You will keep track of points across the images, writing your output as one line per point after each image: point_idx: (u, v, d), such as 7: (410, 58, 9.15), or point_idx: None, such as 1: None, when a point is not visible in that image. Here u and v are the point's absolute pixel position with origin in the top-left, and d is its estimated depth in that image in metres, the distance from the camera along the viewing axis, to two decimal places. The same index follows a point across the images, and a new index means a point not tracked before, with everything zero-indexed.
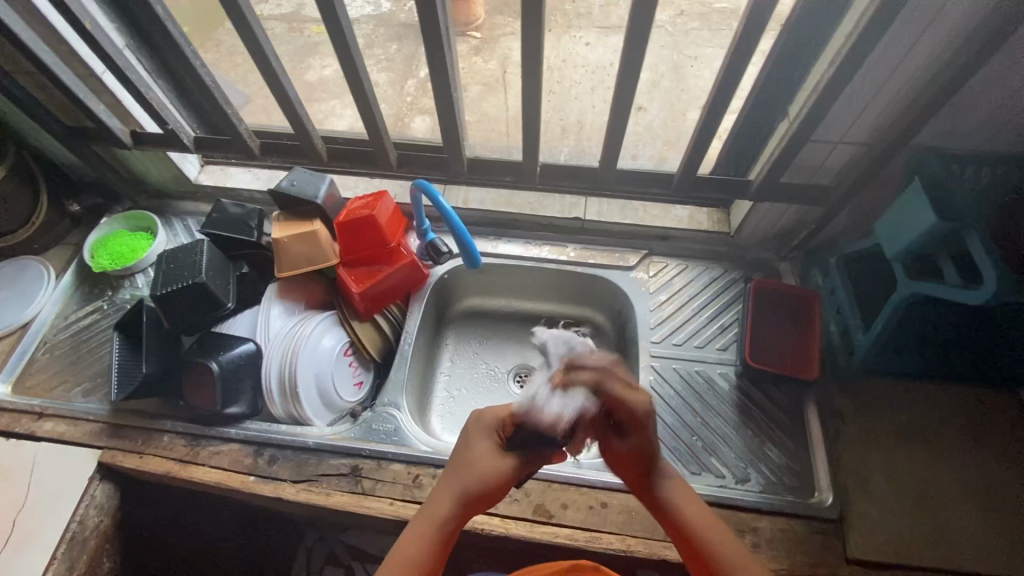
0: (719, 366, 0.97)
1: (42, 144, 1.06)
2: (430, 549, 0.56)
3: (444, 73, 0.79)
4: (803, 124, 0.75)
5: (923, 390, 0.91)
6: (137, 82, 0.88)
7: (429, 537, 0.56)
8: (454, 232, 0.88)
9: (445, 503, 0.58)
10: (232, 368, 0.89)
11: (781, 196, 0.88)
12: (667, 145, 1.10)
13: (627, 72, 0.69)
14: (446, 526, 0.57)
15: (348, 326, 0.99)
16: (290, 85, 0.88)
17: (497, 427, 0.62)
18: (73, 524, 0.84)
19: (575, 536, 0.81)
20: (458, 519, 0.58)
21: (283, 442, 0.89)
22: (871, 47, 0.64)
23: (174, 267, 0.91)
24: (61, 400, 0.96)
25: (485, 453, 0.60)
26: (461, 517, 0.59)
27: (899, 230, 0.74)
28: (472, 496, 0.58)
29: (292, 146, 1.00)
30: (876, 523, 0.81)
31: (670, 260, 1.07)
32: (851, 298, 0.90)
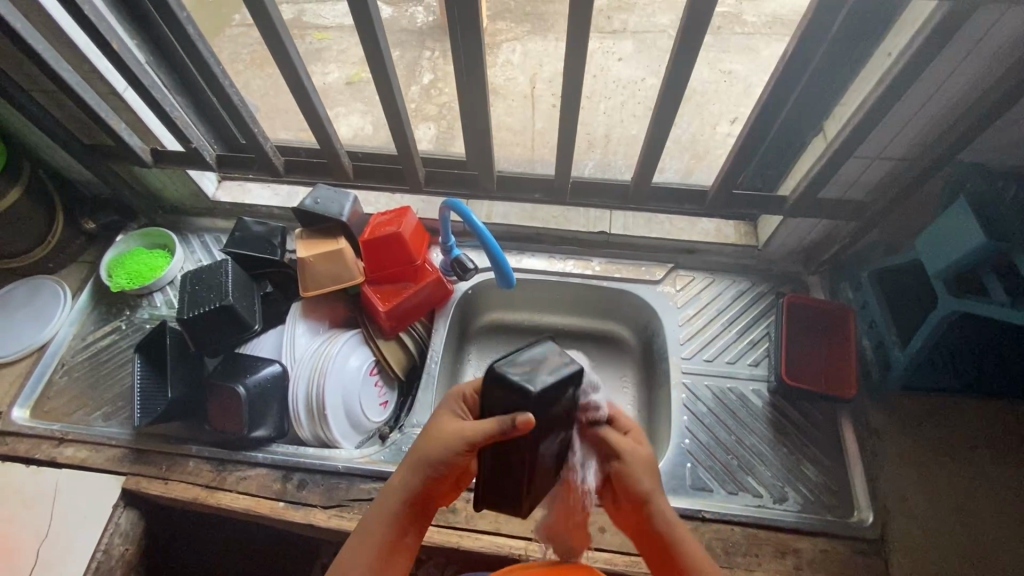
0: (751, 382, 0.95)
1: (58, 162, 1.04)
2: (394, 509, 0.59)
3: (478, 91, 0.79)
4: (844, 141, 0.74)
5: (959, 405, 0.90)
6: (162, 100, 0.87)
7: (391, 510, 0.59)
8: (487, 249, 0.86)
9: (408, 478, 0.59)
10: (259, 391, 0.87)
11: (815, 211, 0.87)
12: (693, 158, 1.09)
13: (670, 90, 0.68)
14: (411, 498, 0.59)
15: (373, 344, 0.98)
16: (319, 103, 0.86)
17: (463, 397, 0.60)
18: (99, 554, 0.81)
19: (614, 561, 0.79)
20: (424, 493, 0.59)
21: (312, 466, 0.88)
22: (920, 70, 0.63)
23: (198, 288, 0.89)
24: (82, 424, 0.94)
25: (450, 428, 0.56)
26: (428, 489, 0.59)
27: (945, 248, 0.73)
28: (429, 464, 0.57)
29: (317, 162, 0.98)
30: (919, 544, 0.80)
31: (696, 273, 1.06)
32: (886, 313, 0.89)
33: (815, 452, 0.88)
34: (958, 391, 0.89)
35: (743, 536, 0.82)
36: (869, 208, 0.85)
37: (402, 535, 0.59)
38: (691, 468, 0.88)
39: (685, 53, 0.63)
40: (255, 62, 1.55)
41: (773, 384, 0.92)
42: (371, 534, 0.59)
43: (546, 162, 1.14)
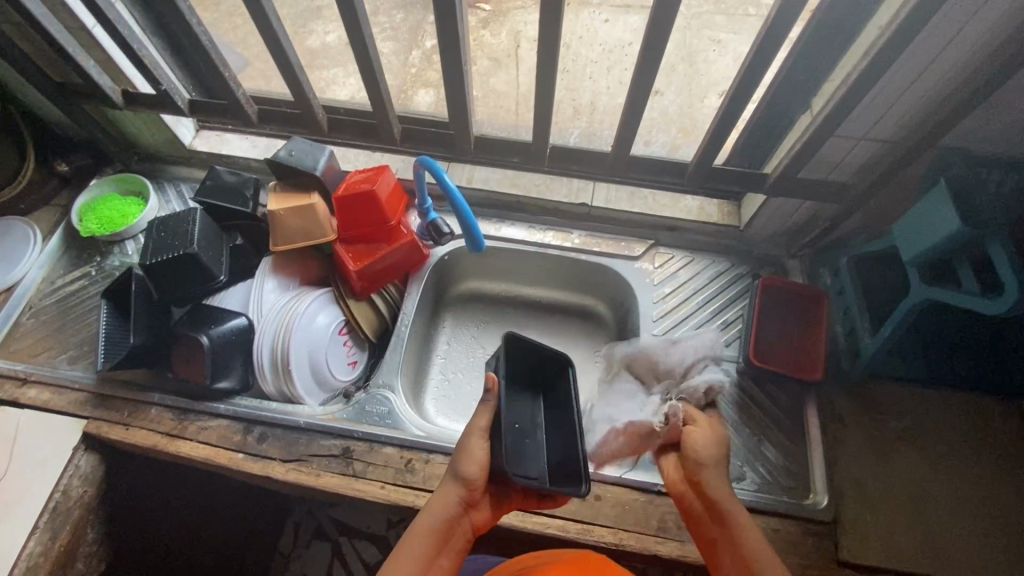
0: (720, 362, 0.95)
1: (29, 100, 1.02)
2: (427, 548, 0.60)
3: (454, 47, 0.75)
4: (825, 121, 0.73)
5: (925, 395, 0.89)
6: (129, 39, 0.84)
7: (422, 537, 0.61)
8: (457, 212, 0.84)
9: (436, 502, 0.63)
10: (224, 343, 0.87)
11: (797, 192, 0.85)
12: (682, 134, 1.06)
13: (649, 57, 0.65)
14: (443, 526, 0.62)
15: (344, 304, 0.97)
16: (292, 51, 0.83)
17: (485, 430, 0.66)
18: (56, 494, 0.82)
19: (566, 527, 0.80)
20: (452, 515, 0.63)
21: (274, 420, 0.87)
22: (909, 42, 0.60)
23: (165, 235, 0.88)
24: (46, 366, 0.94)
25: (471, 431, 0.66)
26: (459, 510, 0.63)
27: (921, 236, 0.72)
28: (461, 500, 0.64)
29: (291, 114, 0.96)
30: (870, 529, 0.81)
31: (676, 251, 1.04)
32: (861, 300, 0.87)
33: (776, 434, 0.89)
34: (924, 381, 0.88)
35: None
36: (850, 192, 0.83)
37: (435, 561, 0.61)
38: None
39: (662, 16, 0.60)
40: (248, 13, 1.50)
41: (742, 365, 0.92)
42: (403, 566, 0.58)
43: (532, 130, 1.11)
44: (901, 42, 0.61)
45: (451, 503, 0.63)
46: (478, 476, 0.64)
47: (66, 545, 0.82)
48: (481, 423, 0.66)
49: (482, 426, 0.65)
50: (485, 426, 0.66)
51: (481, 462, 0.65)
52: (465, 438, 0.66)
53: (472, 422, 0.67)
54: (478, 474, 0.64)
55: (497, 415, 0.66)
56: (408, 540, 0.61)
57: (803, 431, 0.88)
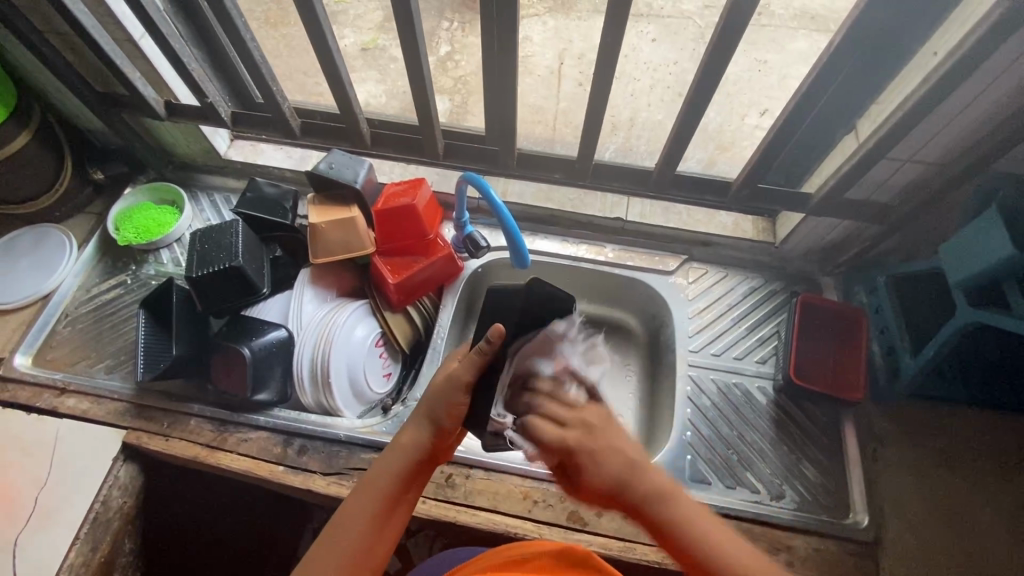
0: (756, 379, 0.95)
1: (68, 108, 1.02)
2: (390, 489, 0.59)
3: (507, 67, 0.76)
4: (876, 143, 0.73)
5: (962, 415, 0.90)
6: (179, 51, 0.85)
7: (376, 493, 0.59)
8: (503, 226, 0.84)
9: (397, 454, 0.61)
10: (265, 354, 0.87)
11: (839, 211, 0.85)
12: (718, 149, 1.07)
13: (706, 80, 0.66)
14: (400, 478, 0.60)
15: (380, 316, 0.97)
16: (342, 65, 0.84)
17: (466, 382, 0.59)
18: (97, 504, 0.82)
19: (610, 545, 0.80)
20: (417, 459, 0.61)
21: (314, 433, 0.87)
22: (973, 69, 0.61)
23: (208, 248, 0.88)
24: (84, 375, 0.94)
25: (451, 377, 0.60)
26: (424, 454, 0.61)
27: (971, 258, 0.72)
28: (431, 442, 0.61)
29: (334, 127, 0.96)
30: (912, 549, 0.81)
31: (709, 267, 1.05)
32: (900, 320, 0.88)
33: (815, 452, 0.89)
34: (960, 401, 0.89)
35: (739, 530, 0.82)
36: (893, 212, 0.83)
37: (398, 505, 0.60)
38: (692, 460, 0.89)
39: (725, 40, 0.61)
40: (268, 20, 1.50)
41: (780, 382, 0.92)
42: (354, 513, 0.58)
43: (566, 144, 1.11)
44: (961, 69, 0.61)
45: (416, 447, 0.61)
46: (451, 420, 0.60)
47: (105, 559, 0.82)
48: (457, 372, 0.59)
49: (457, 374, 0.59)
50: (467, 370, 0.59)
51: (453, 404, 0.60)
52: (442, 382, 0.61)
53: (452, 369, 0.60)
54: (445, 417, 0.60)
55: (483, 377, 0.59)
56: (361, 492, 0.59)
57: (841, 449, 0.89)
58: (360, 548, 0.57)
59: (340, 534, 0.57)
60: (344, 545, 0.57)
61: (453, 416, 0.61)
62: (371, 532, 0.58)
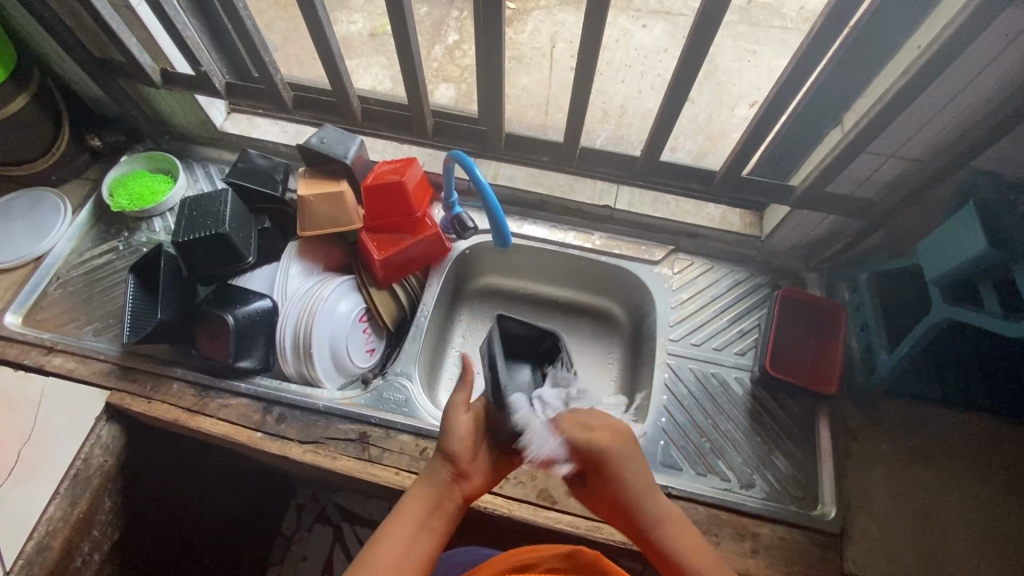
0: (734, 370, 0.96)
1: (68, 73, 1.03)
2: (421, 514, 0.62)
3: (496, 48, 0.76)
4: (859, 137, 0.73)
5: (937, 414, 0.90)
6: (174, 19, 0.86)
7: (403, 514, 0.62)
8: (487, 207, 0.85)
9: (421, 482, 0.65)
10: (248, 322, 0.89)
11: (823, 206, 0.86)
12: (709, 142, 1.08)
13: (688, 66, 0.67)
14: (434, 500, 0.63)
15: (365, 292, 0.98)
16: (334, 41, 0.84)
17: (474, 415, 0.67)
18: (77, 462, 0.84)
19: (577, 524, 0.81)
20: (444, 486, 0.64)
21: (293, 401, 0.89)
22: (951, 62, 0.61)
23: (197, 215, 0.89)
24: (71, 336, 0.96)
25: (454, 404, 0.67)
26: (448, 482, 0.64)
27: (948, 255, 0.72)
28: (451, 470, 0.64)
29: (326, 102, 0.97)
30: (878, 543, 0.82)
31: (696, 258, 1.05)
32: (879, 316, 0.89)
33: (788, 444, 0.89)
34: (935, 400, 0.89)
35: (707, 516, 0.83)
36: (876, 209, 0.84)
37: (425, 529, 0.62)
38: (664, 446, 0.90)
39: (706, 25, 0.61)
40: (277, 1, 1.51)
41: (757, 374, 0.93)
42: (399, 526, 0.61)
43: (559, 130, 1.11)
44: (938, 63, 0.62)
45: (437, 481, 0.64)
46: (461, 449, 0.65)
47: (83, 515, 0.83)
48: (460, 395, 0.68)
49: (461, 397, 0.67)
50: (466, 434, 0.65)
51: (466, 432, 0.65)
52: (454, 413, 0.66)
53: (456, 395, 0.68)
54: (460, 448, 0.65)
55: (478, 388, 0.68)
56: (400, 515, 0.62)
57: (814, 442, 0.89)
58: (407, 550, 0.59)
59: (384, 542, 0.59)
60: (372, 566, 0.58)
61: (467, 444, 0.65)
62: (417, 535, 0.61)
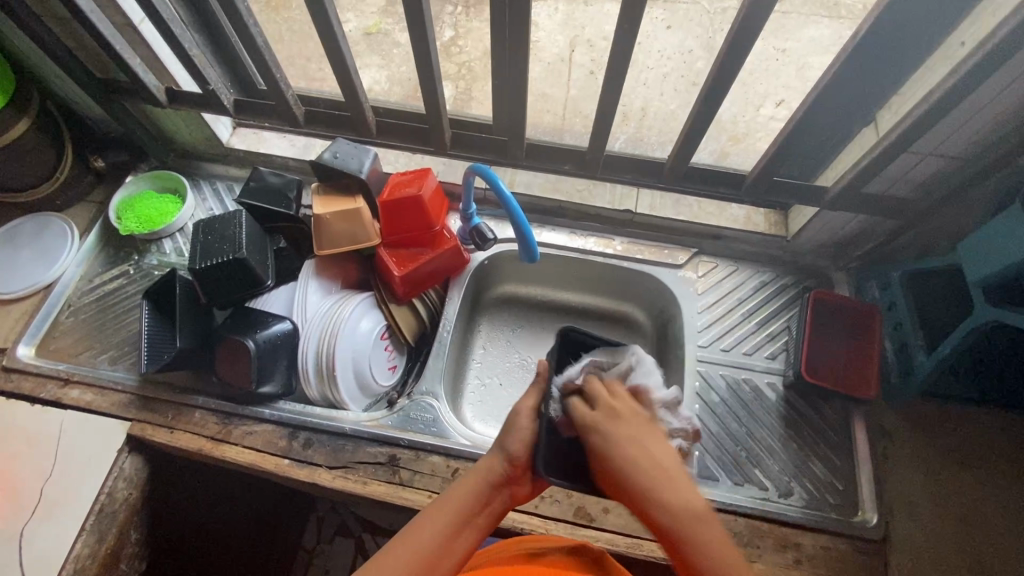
0: (766, 375, 0.94)
1: (70, 95, 1.00)
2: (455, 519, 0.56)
3: (521, 59, 0.74)
4: (900, 137, 0.71)
5: (974, 413, 0.89)
6: (180, 37, 0.83)
7: (452, 507, 0.57)
8: (512, 219, 0.81)
9: (476, 474, 0.59)
10: (269, 346, 0.86)
11: (856, 205, 0.83)
12: (731, 140, 1.05)
13: (728, 66, 0.64)
14: (476, 501, 0.57)
15: (385, 308, 0.96)
16: (349, 54, 0.81)
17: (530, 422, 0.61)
18: (102, 496, 0.82)
19: (616, 541, 0.80)
20: (490, 488, 0.58)
21: (318, 426, 0.87)
22: (1006, 59, 0.59)
23: (212, 239, 0.87)
24: (87, 366, 0.93)
25: (518, 409, 0.62)
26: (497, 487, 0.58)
27: (991, 255, 0.71)
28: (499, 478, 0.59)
29: (338, 115, 0.94)
30: (922, 549, 0.80)
31: (720, 260, 1.03)
32: (914, 316, 0.87)
33: (825, 451, 0.88)
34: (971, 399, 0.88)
35: (746, 527, 0.82)
36: (913, 207, 0.81)
37: (463, 531, 0.56)
38: (698, 457, 0.88)
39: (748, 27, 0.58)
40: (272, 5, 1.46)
41: (790, 379, 0.91)
42: (431, 522, 0.55)
43: (576, 134, 1.08)
44: (993, 61, 0.59)
45: (487, 479, 0.58)
46: (523, 457, 0.59)
47: (111, 550, 0.81)
48: (525, 403, 0.63)
49: (524, 405, 0.62)
50: (528, 440, 0.60)
51: (524, 437, 0.60)
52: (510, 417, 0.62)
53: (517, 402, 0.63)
54: (523, 455, 0.59)
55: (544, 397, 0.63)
56: (432, 515, 0.56)
57: (851, 446, 0.88)
58: (436, 551, 0.54)
59: (412, 543, 0.54)
60: (395, 561, 0.53)
61: (525, 447, 0.60)
62: (453, 535, 0.55)
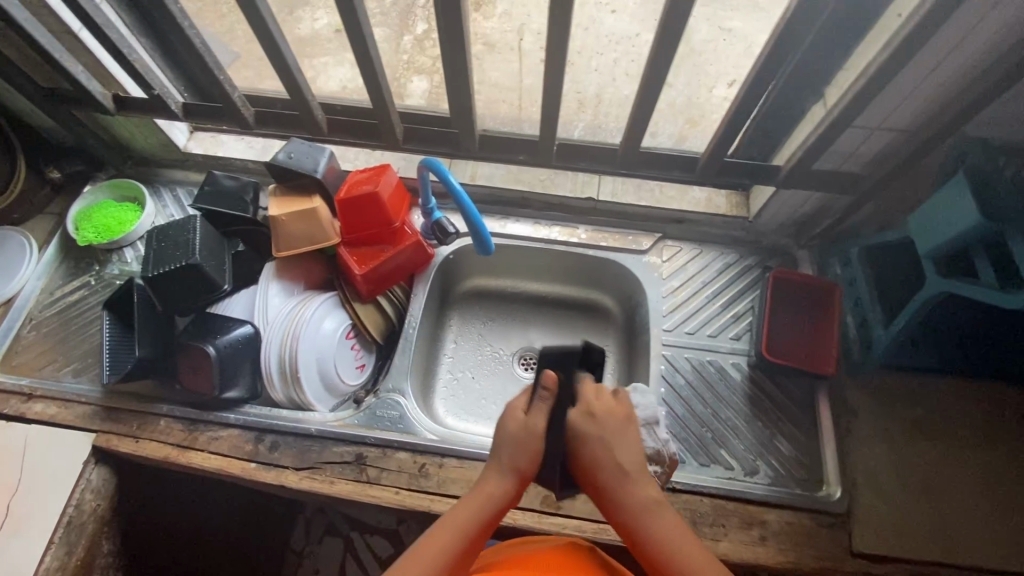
0: (731, 356, 0.95)
1: (17, 106, 0.98)
2: (458, 548, 0.58)
3: (461, 49, 0.73)
4: (844, 112, 0.71)
5: (939, 383, 0.89)
6: (118, 42, 0.81)
7: (458, 532, 0.58)
8: (464, 212, 0.81)
9: (480, 495, 0.61)
10: (231, 352, 0.86)
11: (810, 183, 0.83)
12: (688, 123, 1.05)
13: (666, 45, 0.64)
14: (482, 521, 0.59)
15: (349, 307, 0.95)
16: (288, 50, 0.80)
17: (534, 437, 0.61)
18: (70, 508, 0.82)
19: (584, 527, 0.80)
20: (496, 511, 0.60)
21: (284, 428, 0.87)
22: (936, 29, 0.59)
23: (165, 246, 0.86)
24: (51, 379, 0.93)
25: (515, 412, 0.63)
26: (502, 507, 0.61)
27: (938, 227, 0.71)
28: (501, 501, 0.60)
29: (289, 114, 0.93)
30: (886, 519, 0.81)
31: (684, 244, 1.03)
32: (873, 291, 0.87)
33: (790, 428, 0.89)
34: (934, 369, 0.89)
35: (712, 507, 0.83)
36: (865, 181, 0.81)
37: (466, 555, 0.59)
38: (665, 440, 0.88)
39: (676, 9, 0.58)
40: None
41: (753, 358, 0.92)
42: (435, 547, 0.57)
43: (534, 122, 1.07)
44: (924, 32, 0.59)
45: (493, 500, 0.60)
46: (529, 471, 0.61)
47: (82, 562, 0.81)
48: (538, 425, 0.62)
49: (540, 428, 0.61)
50: (534, 454, 0.61)
51: (532, 452, 0.61)
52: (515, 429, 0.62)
53: (525, 420, 0.62)
54: (528, 468, 0.61)
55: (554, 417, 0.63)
56: (434, 544, 0.58)
57: (816, 422, 0.89)
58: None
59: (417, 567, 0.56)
60: None
61: (531, 460, 0.61)
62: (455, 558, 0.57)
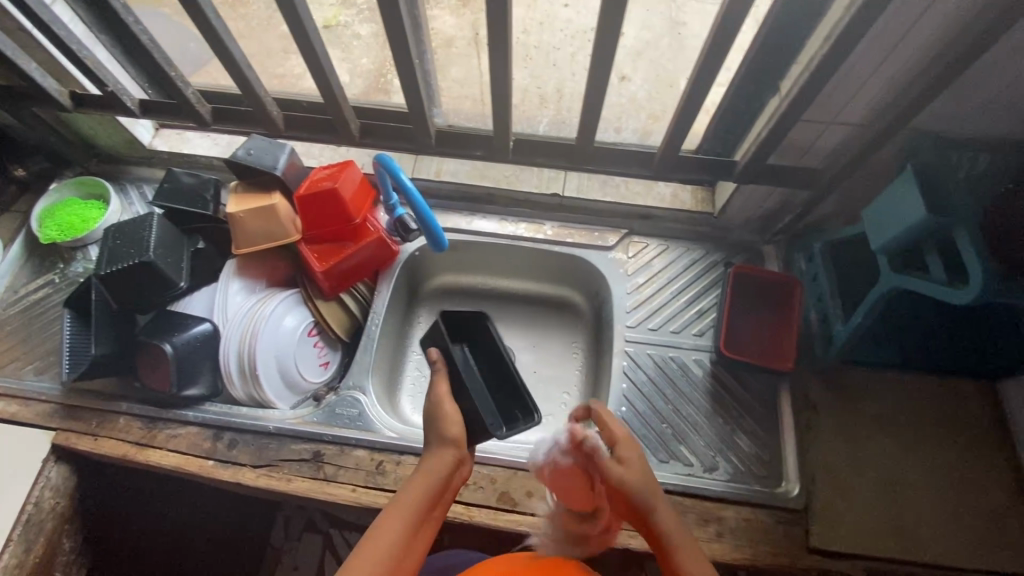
0: (694, 352, 0.94)
1: None
2: (406, 531, 0.58)
3: (406, 45, 0.72)
4: (792, 106, 0.70)
5: (901, 379, 0.89)
6: (67, 39, 0.81)
7: (408, 510, 0.59)
8: (415, 209, 0.81)
9: (427, 470, 0.62)
10: (188, 350, 0.85)
11: (766, 178, 0.83)
12: (651, 119, 1.04)
13: (606, 40, 0.64)
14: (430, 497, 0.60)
15: (312, 304, 0.95)
16: (235, 46, 0.79)
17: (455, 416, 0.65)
18: (29, 507, 0.82)
19: (540, 524, 0.80)
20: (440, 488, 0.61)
21: (243, 425, 0.87)
22: (871, 23, 0.58)
23: (121, 243, 0.87)
24: (12, 377, 0.93)
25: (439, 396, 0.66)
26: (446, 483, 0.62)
27: (887, 223, 0.70)
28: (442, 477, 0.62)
29: (246, 111, 0.93)
30: (843, 515, 0.81)
31: (651, 240, 1.02)
32: (834, 286, 0.87)
33: (750, 424, 0.89)
34: (897, 364, 0.88)
35: (670, 504, 0.83)
36: (821, 176, 0.81)
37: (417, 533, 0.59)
38: None
39: None
40: None
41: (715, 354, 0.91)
42: (388, 529, 0.57)
43: None
44: (859, 26, 0.59)
45: (438, 475, 0.62)
46: (460, 438, 0.64)
47: (39, 559, 0.82)
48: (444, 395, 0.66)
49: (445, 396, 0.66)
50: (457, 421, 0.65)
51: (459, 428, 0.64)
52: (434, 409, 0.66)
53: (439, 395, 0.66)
54: (460, 437, 0.64)
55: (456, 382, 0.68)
56: (386, 523, 0.57)
57: (776, 418, 0.89)
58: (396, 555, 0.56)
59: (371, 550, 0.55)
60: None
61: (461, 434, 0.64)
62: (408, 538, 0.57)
